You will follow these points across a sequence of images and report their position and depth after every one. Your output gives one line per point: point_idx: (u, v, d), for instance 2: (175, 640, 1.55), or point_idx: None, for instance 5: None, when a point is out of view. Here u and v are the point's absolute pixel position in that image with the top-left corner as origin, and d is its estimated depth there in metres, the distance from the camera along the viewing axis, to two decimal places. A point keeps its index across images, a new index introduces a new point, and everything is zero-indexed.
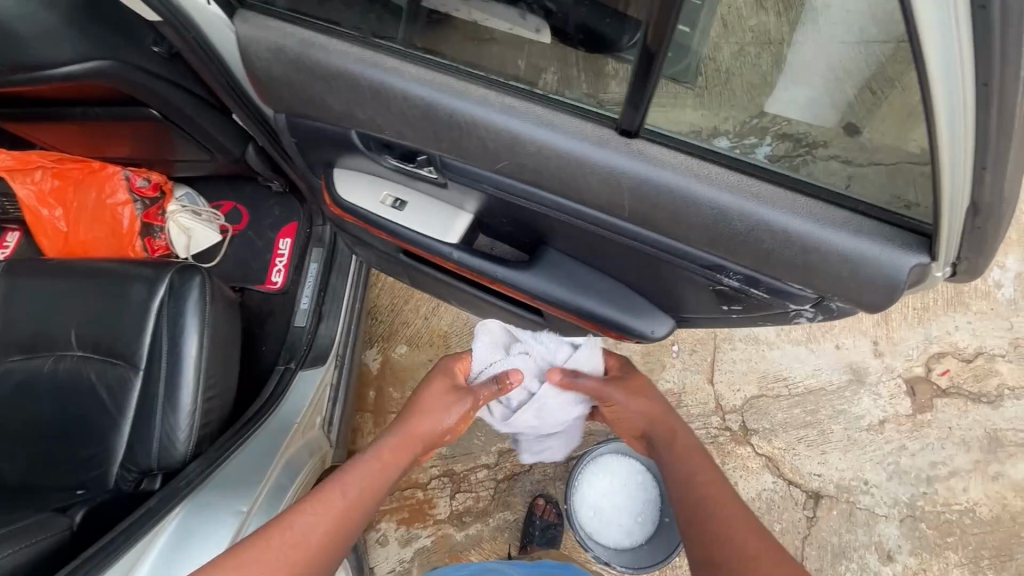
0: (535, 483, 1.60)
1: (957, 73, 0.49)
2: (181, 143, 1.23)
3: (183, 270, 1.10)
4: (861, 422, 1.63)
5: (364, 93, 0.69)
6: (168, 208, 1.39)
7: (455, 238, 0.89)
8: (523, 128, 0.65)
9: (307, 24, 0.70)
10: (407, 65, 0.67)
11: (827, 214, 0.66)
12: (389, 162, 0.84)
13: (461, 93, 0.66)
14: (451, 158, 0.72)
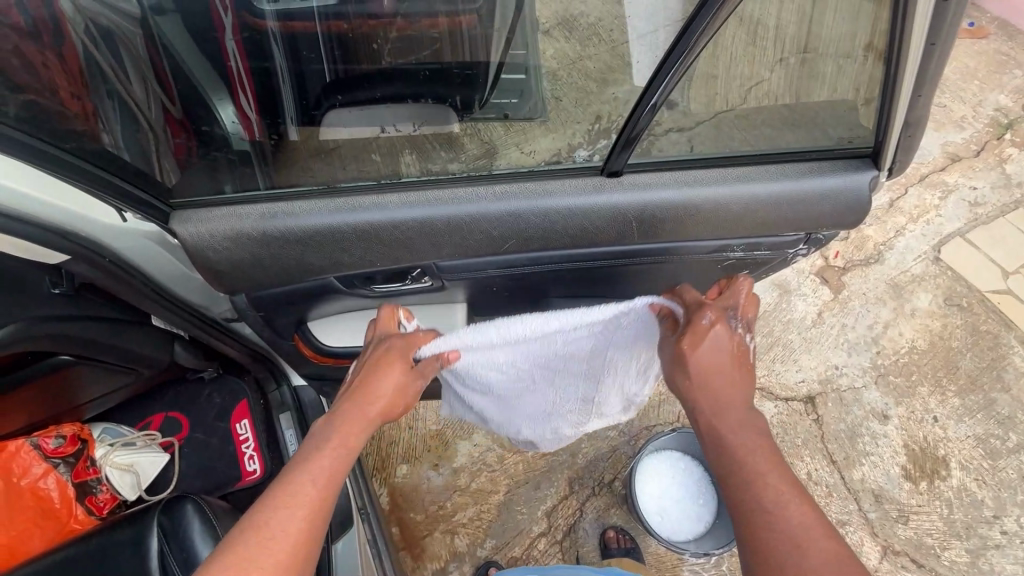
0: (593, 522, 1.62)
1: (918, 26, 0.59)
2: (94, 379, 1.08)
3: (169, 506, 0.96)
4: (806, 322, 1.88)
5: (350, 239, 0.73)
6: (98, 454, 1.20)
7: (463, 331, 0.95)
8: (518, 207, 0.76)
9: (266, 201, 0.71)
10: (385, 196, 0.72)
11: (795, 169, 0.79)
12: (376, 290, 0.86)
13: (450, 200, 0.74)
14: (448, 259, 0.80)
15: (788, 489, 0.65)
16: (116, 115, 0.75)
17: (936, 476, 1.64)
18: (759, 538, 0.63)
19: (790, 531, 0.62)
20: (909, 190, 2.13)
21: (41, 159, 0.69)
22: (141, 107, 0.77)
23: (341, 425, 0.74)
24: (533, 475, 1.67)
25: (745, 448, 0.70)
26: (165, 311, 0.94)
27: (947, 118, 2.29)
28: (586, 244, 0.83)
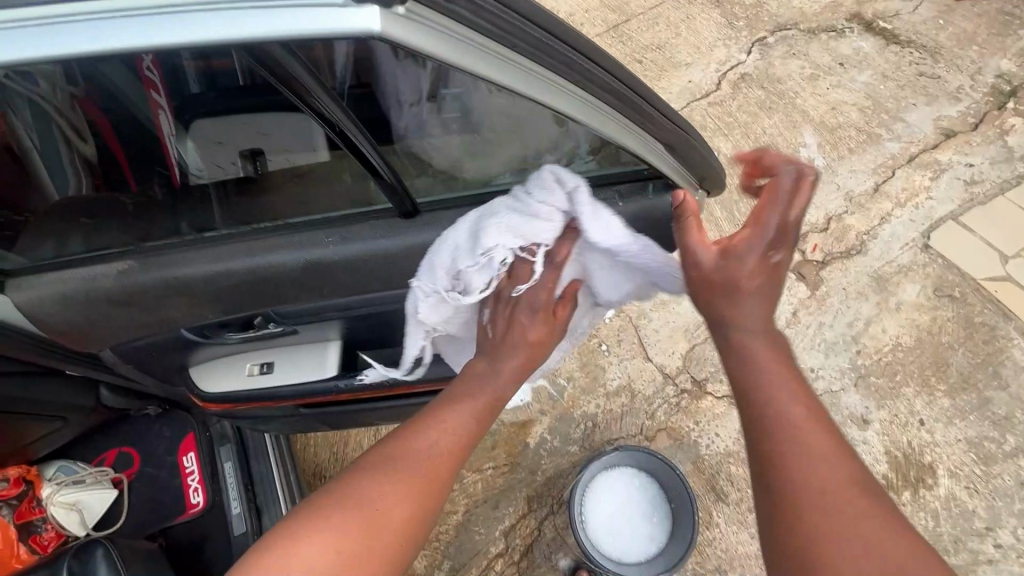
0: (551, 544, 1.59)
1: (529, 72, 0.61)
2: (28, 428, 1.13)
3: (81, 551, 1.00)
4: (780, 322, 1.77)
5: (165, 292, 0.80)
6: (43, 494, 1.26)
7: (333, 369, 0.99)
8: (312, 253, 0.81)
9: (82, 264, 0.78)
10: (189, 254, 0.79)
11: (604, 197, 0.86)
12: (233, 336, 0.92)
13: (249, 251, 0.79)
14: (276, 308, 0.87)
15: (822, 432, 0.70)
16: (42, 134, 0.75)
17: (921, 485, 1.55)
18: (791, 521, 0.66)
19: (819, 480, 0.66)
20: (896, 172, 1.97)
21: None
22: (65, 113, 0.74)
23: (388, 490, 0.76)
24: (492, 494, 1.65)
25: (784, 403, 0.71)
26: (44, 358, 0.89)
27: (940, 89, 2.10)
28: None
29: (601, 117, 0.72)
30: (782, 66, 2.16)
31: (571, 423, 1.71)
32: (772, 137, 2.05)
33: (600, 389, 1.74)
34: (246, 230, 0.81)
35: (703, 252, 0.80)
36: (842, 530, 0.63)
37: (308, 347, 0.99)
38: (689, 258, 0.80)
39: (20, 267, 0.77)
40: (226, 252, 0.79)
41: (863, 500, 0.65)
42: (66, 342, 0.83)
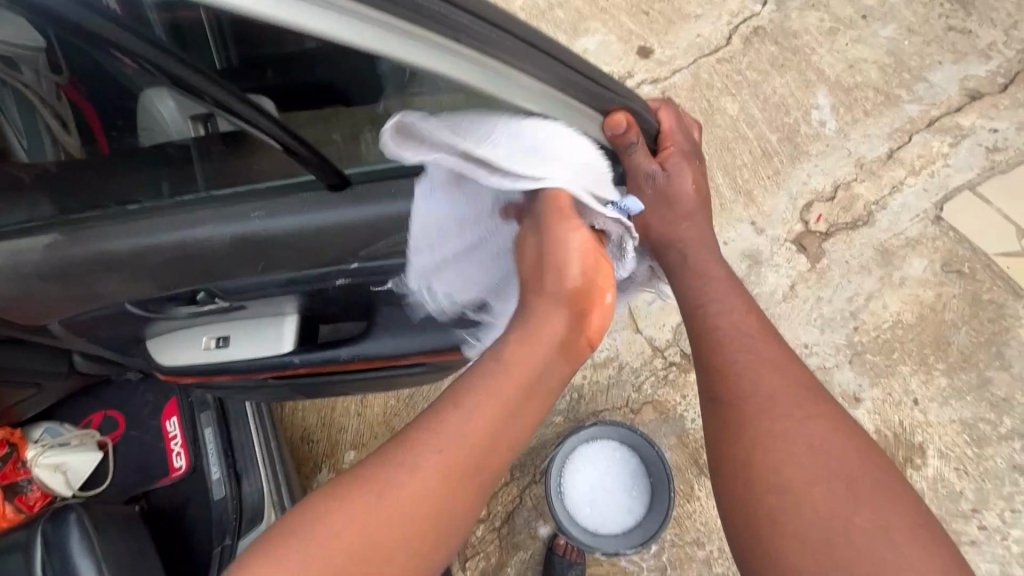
0: (532, 511, 1.60)
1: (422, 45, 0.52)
2: (0, 394, 1.14)
3: (53, 516, 1.01)
4: (777, 296, 1.71)
5: (97, 268, 0.76)
6: (28, 456, 1.28)
7: (290, 344, 0.96)
8: (244, 228, 0.77)
9: (5, 236, 0.74)
10: (115, 227, 0.75)
11: None
12: (181, 310, 0.90)
13: (179, 225, 0.75)
14: (222, 282, 0.84)
15: (807, 398, 0.79)
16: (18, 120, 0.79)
17: (908, 465, 1.53)
18: (761, 468, 0.75)
19: (782, 436, 0.76)
20: (914, 137, 1.84)
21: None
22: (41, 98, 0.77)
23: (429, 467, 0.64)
24: None
25: (761, 366, 0.82)
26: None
27: (970, 45, 1.93)
28: (392, 252, 0.85)
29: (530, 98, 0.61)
30: (800, 18, 2.00)
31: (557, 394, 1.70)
32: (783, 97, 1.92)
33: (587, 361, 1.71)
34: (174, 202, 0.77)
35: (680, 177, 0.88)
36: (810, 470, 0.72)
37: (265, 321, 0.97)
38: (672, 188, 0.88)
39: None
40: (153, 225, 0.75)
41: (840, 442, 0.75)
42: (5, 316, 0.81)
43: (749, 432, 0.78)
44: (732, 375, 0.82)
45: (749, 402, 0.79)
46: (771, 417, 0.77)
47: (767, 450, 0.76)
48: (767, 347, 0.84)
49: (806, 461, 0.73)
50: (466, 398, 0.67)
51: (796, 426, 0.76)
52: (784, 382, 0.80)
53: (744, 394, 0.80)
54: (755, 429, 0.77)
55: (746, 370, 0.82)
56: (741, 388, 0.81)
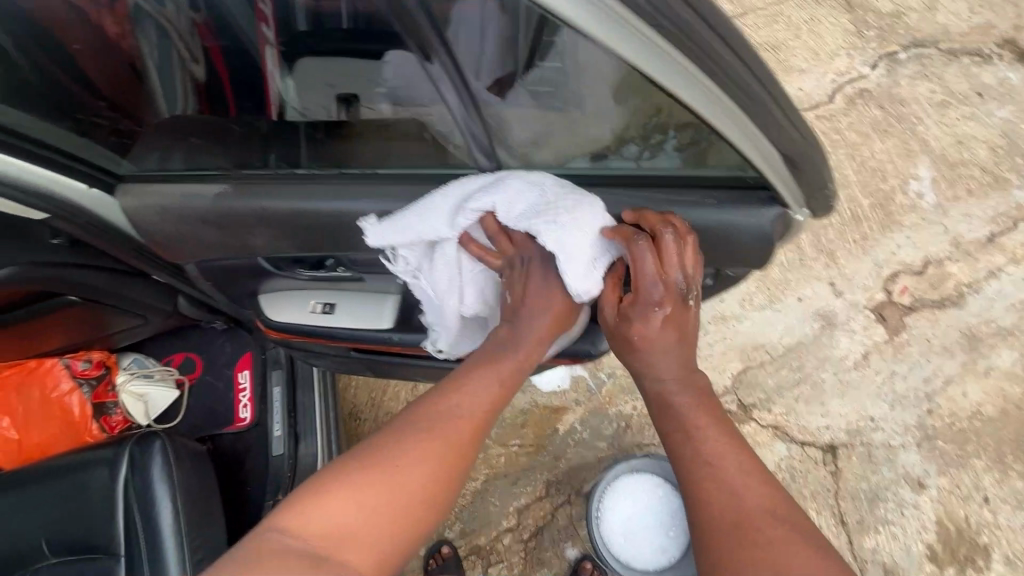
0: (562, 531, 1.59)
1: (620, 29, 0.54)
2: (109, 317, 1.23)
3: (141, 438, 1.09)
4: (847, 363, 1.66)
5: (251, 222, 0.85)
6: (118, 380, 1.37)
7: (390, 322, 1.01)
8: (385, 207, 0.83)
9: (183, 181, 0.83)
10: (275, 187, 0.82)
11: (692, 196, 0.80)
12: (304, 272, 0.97)
13: (328, 195, 0.82)
14: (354, 253, 0.90)
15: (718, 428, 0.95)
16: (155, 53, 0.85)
17: (968, 564, 1.44)
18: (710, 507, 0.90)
19: (737, 523, 0.87)
20: (1019, 224, 1.76)
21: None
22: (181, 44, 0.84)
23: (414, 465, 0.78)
24: (513, 470, 1.67)
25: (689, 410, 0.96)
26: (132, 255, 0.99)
27: None
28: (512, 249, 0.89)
29: (705, 98, 0.62)
30: (909, 86, 1.96)
31: (604, 419, 1.70)
32: (881, 163, 1.87)
33: (640, 392, 1.71)
34: (329, 172, 0.84)
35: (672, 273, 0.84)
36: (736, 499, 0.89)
37: (370, 296, 1.03)
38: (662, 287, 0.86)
39: (131, 173, 0.86)
40: (308, 192, 0.82)
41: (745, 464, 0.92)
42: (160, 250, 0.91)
43: (702, 521, 0.90)
44: (692, 456, 0.94)
45: (711, 482, 0.91)
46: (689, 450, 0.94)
47: (723, 537, 0.87)
48: (724, 435, 0.95)
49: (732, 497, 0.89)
50: (461, 396, 0.84)
51: (752, 503, 0.89)
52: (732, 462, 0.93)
53: (704, 477, 0.92)
54: (704, 502, 0.91)
55: (695, 455, 0.94)
56: (708, 474, 0.92)
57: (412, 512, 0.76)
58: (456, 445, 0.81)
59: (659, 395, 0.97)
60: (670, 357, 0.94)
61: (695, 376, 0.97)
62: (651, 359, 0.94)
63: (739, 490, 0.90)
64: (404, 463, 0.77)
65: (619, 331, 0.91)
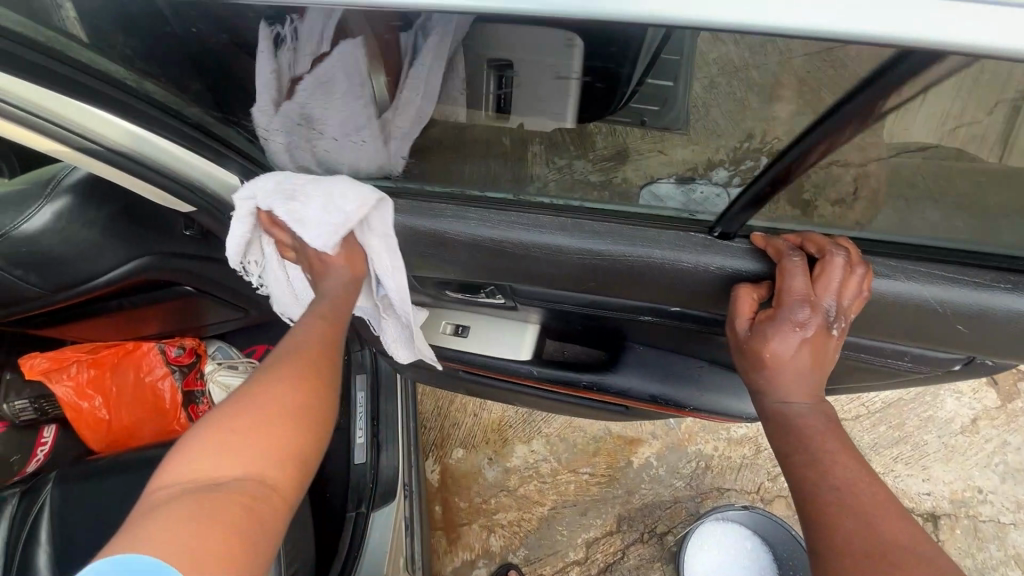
0: (633, 570, 1.52)
1: None
2: (212, 309, 1.21)
3: None
4: (952, 426, 1.55)
5: (413, 238, 0.82)
6: (207, 369, 1.35)
7: (528, 355, 0.98)
8: (558, 238, 0.77)
9: None
10: (450, 207, 0.80)
11: (982, 277, 0.74)
12: (450, 295, 0.93)
13: (501, 221, 0.78)
14: (520, 285, 0.85)
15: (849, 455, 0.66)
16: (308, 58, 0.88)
17: None
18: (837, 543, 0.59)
19: (866, 520, 0.60)
20: None
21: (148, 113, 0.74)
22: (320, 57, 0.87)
23: (270, 394, 0.59)
24: (583, 500, 1.61)
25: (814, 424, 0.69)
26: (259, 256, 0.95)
27: None
28: (687, 300, 0.82)
29: None
30: None
31: (683, 457, 1.62)
32: None
33: (722, 432, 1.64)
34: (498, 197, 0.80)
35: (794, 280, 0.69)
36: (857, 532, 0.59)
37: (507, 323, 0.99)
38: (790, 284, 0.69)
39: None
40: (481, 216, 0.79)
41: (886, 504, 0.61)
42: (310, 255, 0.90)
43: (829, 547, 0.59)
44: (804, 474, 0.66)
45: (831, 519, 0.61)
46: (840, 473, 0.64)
47: (830, 516, 0.61)
48: (836, 437, 0.68)
49: (853, 522, 0.60)
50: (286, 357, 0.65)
51: (896, 535, 0.58)
52: (842, 462, 0.65)
53: (831, 501, 0.62)
54: (845, 543, 0.59)
55: (813, 457, 0.66)
56: (825, 504, 0.62)
57: (301, 429, 0.58)
58: (310, 360, 0.65)
59: (780, 416, 0.72)
60: (805, 388, 0.71)
61: (822, 404, 0.72)
62: (780, 379, 0.71)
63: (876, 518, 0.59)
64: (249, 399, 0.59)
65: (749, 348, 0.73)
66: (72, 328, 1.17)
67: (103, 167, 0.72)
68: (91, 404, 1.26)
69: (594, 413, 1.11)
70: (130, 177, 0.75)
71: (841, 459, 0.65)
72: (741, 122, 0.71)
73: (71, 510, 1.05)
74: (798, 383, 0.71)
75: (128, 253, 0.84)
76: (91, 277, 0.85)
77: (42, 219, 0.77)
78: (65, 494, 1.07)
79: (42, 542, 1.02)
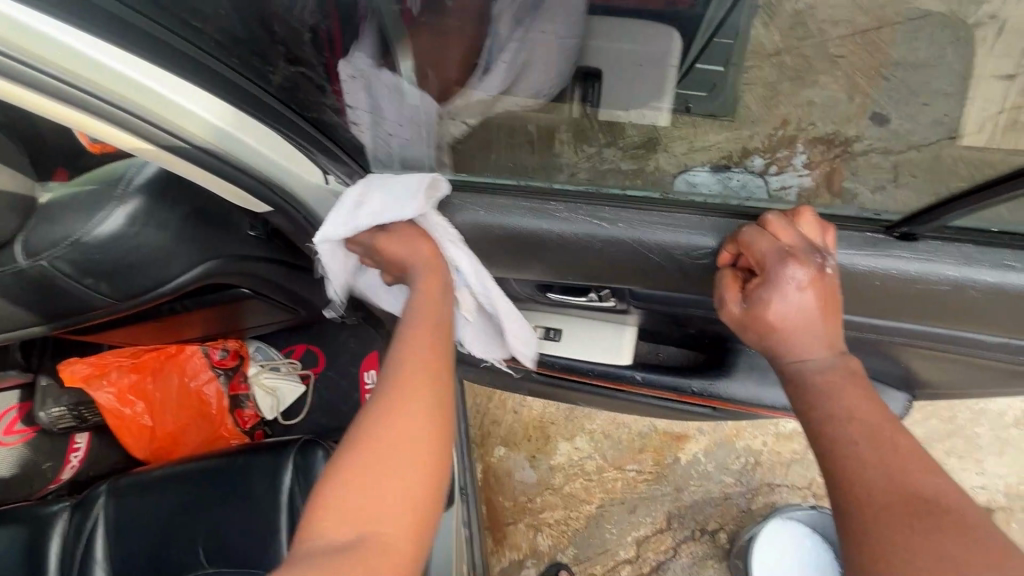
0: (685, 567, 1.51)
1: None
2: (255, 311, 1.14)
3: (305, 446, 1.01)
4: (1005, 419, 1.52)
5: (502, 238, 0.73)
6: (250, 372, 1.33)
7: (628, 357, 0.92)
8: (666, 236, 0.68)
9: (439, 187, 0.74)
10: (542, 203, 0.70)
11: None
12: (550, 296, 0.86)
13: (600, 219, 0.68)
14: (638, 287, 0.76)
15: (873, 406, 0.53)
16: None
17: None
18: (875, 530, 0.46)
19: (962, 534, 0.44)
20: None
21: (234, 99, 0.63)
22: None
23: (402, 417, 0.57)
24: (631, 498, 1.57)
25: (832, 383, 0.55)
26: (329, 259, 0.88)
27: None
28: (877, 310, 0.67)
29: None
30: None
31: (731, 453, 1.58)
32: None
33: (771, 428, 1.59)
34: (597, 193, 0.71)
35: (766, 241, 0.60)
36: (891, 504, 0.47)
37: (602, 325, 0.92)
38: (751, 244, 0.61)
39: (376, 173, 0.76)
40: (579, 209, 0.69)
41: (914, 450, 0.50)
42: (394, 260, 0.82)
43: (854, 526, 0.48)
44: (829, 433, 0.53)
45: (915, 520, 0.45)
46: (847, 439, 0.51)
47: (884, 517, 0.47)
48: (861, 394, 0.54)
49: (883, 501, 0.47)
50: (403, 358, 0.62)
51: (935, 492, 0.47)
52: (920, 460, 0.50)
53: (849, 464, 0.50)
54: (909, 552, 0.44)
55: (830, 413, 0.54)
56: (910, 494, 0.47)
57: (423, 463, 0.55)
58: (430, 401, 0.59)
59: (798, 380, 0.58)
60: (819, 341, 0.57)
61: (847, 359, 0.57)
62: (789, 340, 0.58)
63: (942, 492, 0.47)
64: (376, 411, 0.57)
65: (752, 329, 0.61)
66: (115, 334, 1.11)
67: (178, 165, 0.64)
68: (134, 411, 1.22)
69: (686, 412, 1.07)
70: (212, 178, 0.67)
71: (916, 456, 0.50)
72: (774, 110, 0.77)
73: (131, 525, 1.01)
74: (812, 336, 0.57)
75: (197, 258, 0.78)
76: (159, 285, 0.79)
77: (114, 224, 0.70)
78: (120, 509, 1.03)
79: (99, 559, 1.01)
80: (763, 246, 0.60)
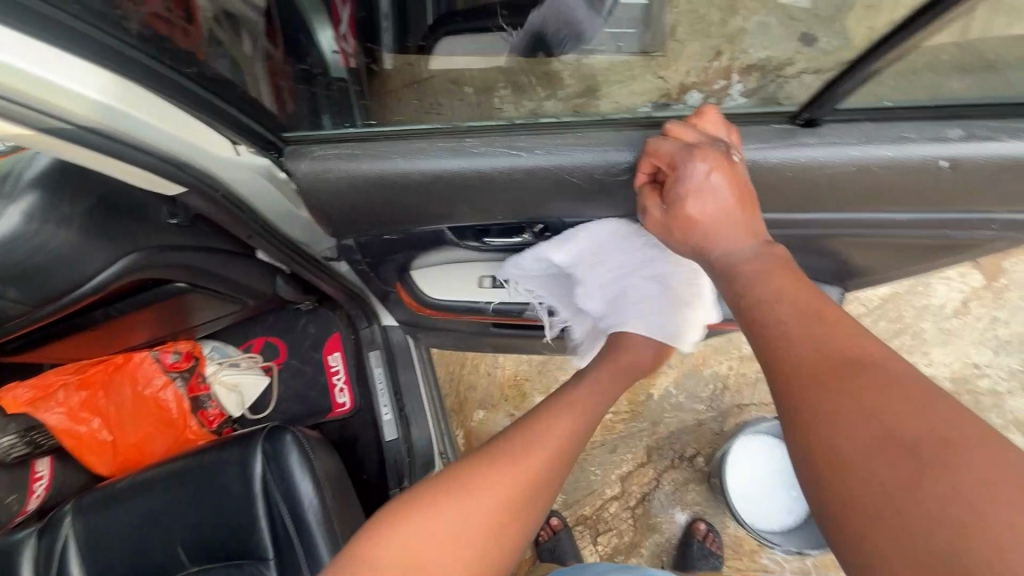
0: (669, 495, 1.57)
1: None
2: (200, 307, 1.10)
3: (271, 432, 0.99)
4: (946, 311, 1.61)
5: (430, 186, 0.71)
6: (208, 371, 1.29)
7: None
8: (592, 157, 0.67)
9: (355, 140, 0.72)
10: (465, 142, 0.69)
11: None
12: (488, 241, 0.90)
13: (522, 152, 0.67)
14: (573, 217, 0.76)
15: (807, 292, 0.55)
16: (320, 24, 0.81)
17: None
18: (802, 394, 0.48)
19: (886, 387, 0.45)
20: None
21: (107, 63, 0.56)
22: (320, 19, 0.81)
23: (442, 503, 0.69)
24: (611, 438, 1.62)
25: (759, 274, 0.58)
26: (258, 236, 0.84)
27: None
28: (800, 208, 0.69)
29: None
30: None
31: (700, 381, 1.64)
32: None
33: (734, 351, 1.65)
34: (519, 127, 0.70)
35: (667, 142, 0.63)
36: (817, 370, 0.48)
37: None
38: (657, 150, 0.63)
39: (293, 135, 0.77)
40: (500, 143, 0.68)
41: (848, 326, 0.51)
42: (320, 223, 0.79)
43: (787, 398, 0.49)
44: (757, 318, 0.55)
45: (839, 381, 0.47)
46: (780, 315, 0.54)
47: (810, 380, 0.48)
48: (789, 280, 0.56)
49: (808, 366, 0.49)
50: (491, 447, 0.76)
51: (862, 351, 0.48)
52: (852, 331, 0.50)
53: (779, 340, 0.52)
54: (835, 410, 0.46)
55: (758, 300, 0.56)
56: (836, 358, 0.48)
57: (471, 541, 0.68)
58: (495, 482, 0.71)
59: (728, 271, 0.61)
60: (739, 231, 0.61)
61: (771, 247, 0.60)
62: (706, 237, 0.62)
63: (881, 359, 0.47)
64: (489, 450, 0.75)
65: (673, 232, 0.65)
66: (52, 351, 1.06)
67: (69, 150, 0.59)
68: (89, 427, 1.19)
69: None
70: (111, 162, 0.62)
71: (849, 328, 0.51)
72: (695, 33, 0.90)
73: (104, 539, 0.99)
74: (730, 230, 0.61)
75: (115, 251, 0.74)
76: (78, 287, 0.76)
77: (8, 223, 0.67)
78: (91, 525, 1.00)
79: None
80: (667, 147, 0.62)
